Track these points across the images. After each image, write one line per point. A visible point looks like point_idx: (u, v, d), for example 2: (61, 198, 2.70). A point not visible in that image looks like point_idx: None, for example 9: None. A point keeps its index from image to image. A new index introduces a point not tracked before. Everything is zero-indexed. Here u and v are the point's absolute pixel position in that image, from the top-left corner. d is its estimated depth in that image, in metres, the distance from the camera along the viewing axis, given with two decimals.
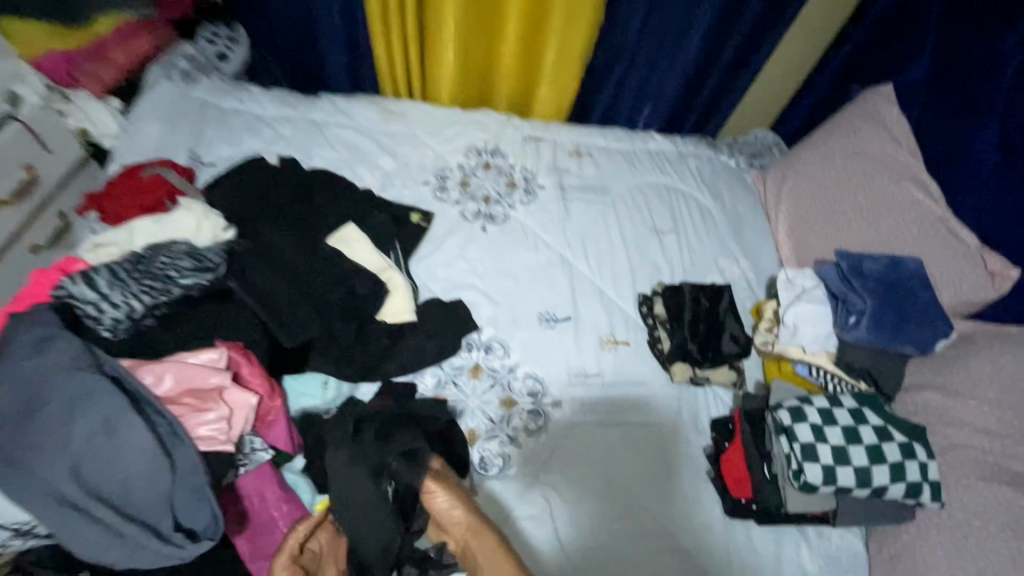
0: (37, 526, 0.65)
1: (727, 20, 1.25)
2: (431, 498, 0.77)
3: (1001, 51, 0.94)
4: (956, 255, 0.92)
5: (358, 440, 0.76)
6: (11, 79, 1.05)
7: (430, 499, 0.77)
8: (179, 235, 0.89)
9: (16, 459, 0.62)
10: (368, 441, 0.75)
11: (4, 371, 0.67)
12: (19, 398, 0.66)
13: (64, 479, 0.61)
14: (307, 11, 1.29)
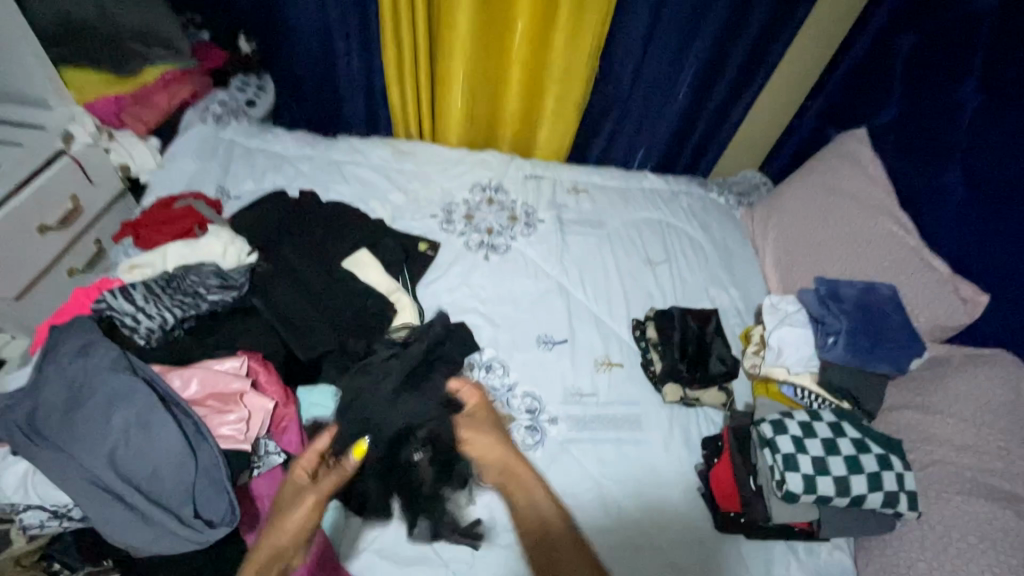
0: (74, 509, 0.67)
1: (713, 65, 1.43)
2: None
3: (956, 98, 1.10)
4: (929, 281, 1.01)
5: (386, 390, 0.84)
6: (66, 120, 1.22)
7: None
8: (205, 258, 0.98)
9: (59, 447, 0.66)
10: (391, 395, 0.84)
11: (50, 371, 0.72)
12: (63, 395, 0.70)
13: (101, 465, 0.65)
14: (332, 65, 1.50)
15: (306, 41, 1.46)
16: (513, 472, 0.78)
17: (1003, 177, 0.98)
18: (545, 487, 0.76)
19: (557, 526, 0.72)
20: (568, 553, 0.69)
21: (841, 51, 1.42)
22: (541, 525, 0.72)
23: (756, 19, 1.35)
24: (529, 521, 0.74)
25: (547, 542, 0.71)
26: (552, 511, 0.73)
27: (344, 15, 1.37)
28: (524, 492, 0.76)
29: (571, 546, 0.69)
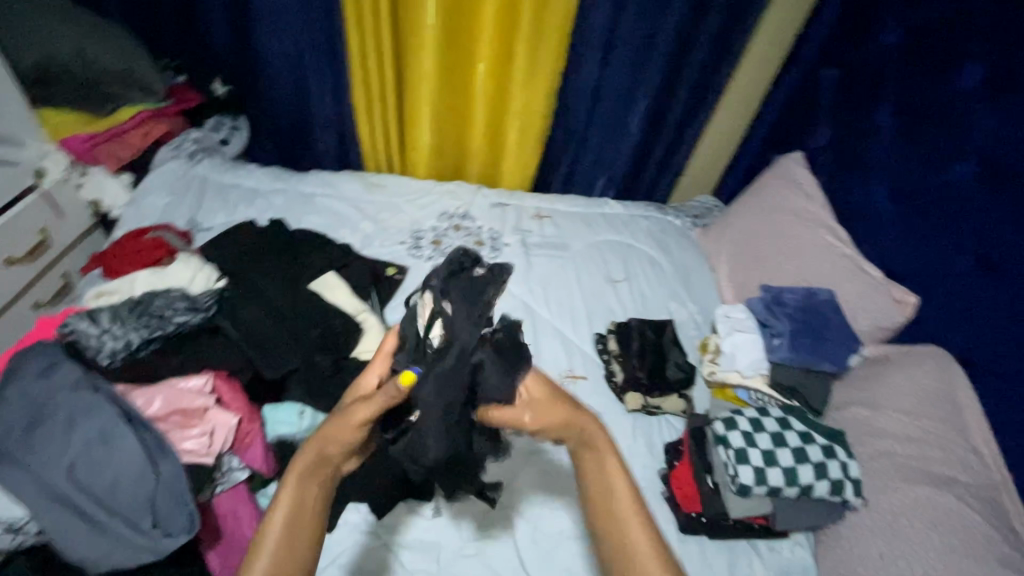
0: (30, 523, 0.70)
1: (662, 98, 1.52)
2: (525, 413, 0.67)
3: (876, 121, 1.21)
4: (866, 286, 1.08)
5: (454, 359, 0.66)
6: (39, 157, 1.27)
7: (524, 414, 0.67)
8: (175, 283, 1.02)
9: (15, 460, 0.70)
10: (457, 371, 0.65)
11: (12, 391, 0.76)
12: (25, 416, 0.74)
13: (60, 476, 0.69)
14: (304, 104, 1.56)
15: (278, 82, 1.52)
16: (584, 443, 0.65)
17: (925, 188, 1.06)
18: (620, 458, 0.65)
19: (630, 523, 0.60)
20: (642, 552, 0.59)
21: (777, 84, 1.54)
22: (611, 513, 0.61)
23: (698, 55, 1.45)
24: (601, 506, 0.62)
25: (619, 530, 0.60)
26: (626, 495, 0.62)
27: (316, 59, 1.45)
28: (596, 469, 0.64)
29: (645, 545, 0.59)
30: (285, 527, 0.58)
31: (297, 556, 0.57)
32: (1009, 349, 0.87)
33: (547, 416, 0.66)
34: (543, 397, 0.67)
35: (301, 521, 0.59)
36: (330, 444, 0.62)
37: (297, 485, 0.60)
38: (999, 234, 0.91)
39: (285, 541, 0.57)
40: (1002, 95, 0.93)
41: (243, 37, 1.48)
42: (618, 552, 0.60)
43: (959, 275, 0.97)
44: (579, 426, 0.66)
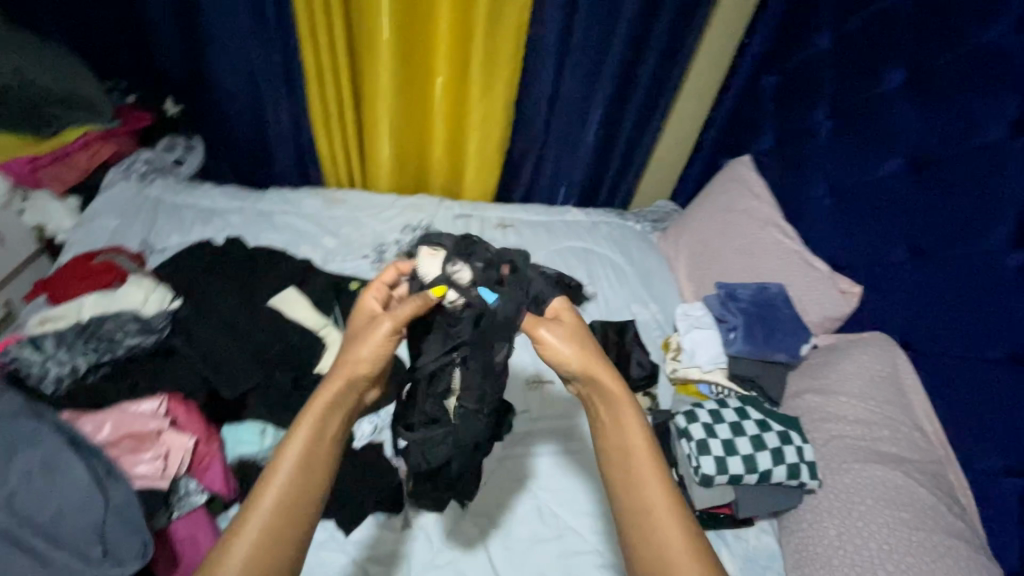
0: None
1: (616, 108, 1.57)
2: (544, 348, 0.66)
3: (814, 124, 1.28)
4: (814, 279, 1.13)
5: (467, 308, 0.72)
6: None
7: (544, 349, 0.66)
8: (126, 307, 0.98)
9: None
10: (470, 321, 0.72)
11: None
12: None
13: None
14: (261, 122, 1.55)
15: (234, 100, 1.50)
16: (600, 392, 0.64)
17: (860, 184, 1.12)
18: (638, 413, 0.63)
19: (647, 477, 0.60)
20: (656, 503, 0.59)
21: (723, 93, 1.62)
22: (631, 469, 0.60)
23: (648, 66, 1.50)
24: (617, 459, 0.62)
25: (636, 487, 0.60)
26: (642, 446, 0.61)
27: (272, 77, 1.44)
28: (609, 419, 0.63)
29: (658, 498, 0.59)
30: (297, 462, 0.58)
31: (308, 491, 0.58)
32: (943, 331, 0.92)
33: (571, 354, 0.65)
34: (569, 333, 0.66)
35: (312, 460, 0.59)
36: (348, 377, 0.64)
37: (315, 418, 0.61)
38: (927, 224, 0.97)
39: (296, 478, 0.58)
40: (922, 96, 1.00)
41: (195, 56, 1.46)
42: (634, 502, 0.59)
43: (894, 264, 1.03)
44: (593, 375, 0.64)
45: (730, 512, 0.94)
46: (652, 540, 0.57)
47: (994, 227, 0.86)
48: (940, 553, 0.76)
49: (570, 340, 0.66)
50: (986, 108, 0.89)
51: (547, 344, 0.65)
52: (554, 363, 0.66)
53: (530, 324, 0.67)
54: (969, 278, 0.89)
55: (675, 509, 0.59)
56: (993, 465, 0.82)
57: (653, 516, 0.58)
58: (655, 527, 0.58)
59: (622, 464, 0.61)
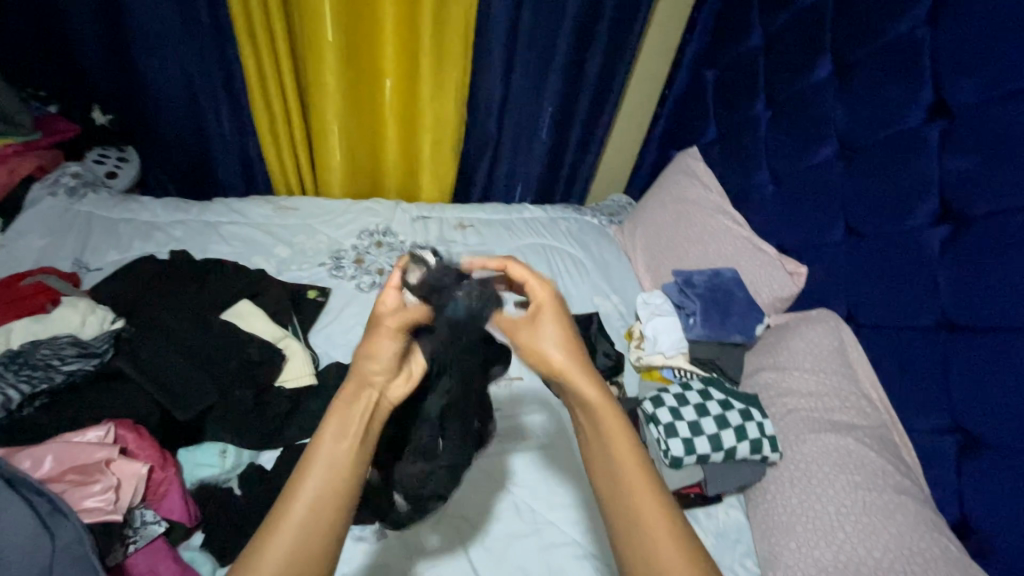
0: None
1: (566, 105, 1.59)
2: (539, 340, 0.61)
3: (754, 114, 1.34)
4: (763, 263, 1.19)
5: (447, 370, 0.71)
6: None
7: (535, 342, 0.61)
8: (63, 330, 0.92)
9: None
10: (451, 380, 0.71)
11: None
12: None
13: None
14: (200, 129, 1.48)
15: (168, 107, 1.43)
16: (585, 409, 0.59)
17: (800, 171, 1.19)
18: (625, 423, 0.58)
19: (645, 503, 0.54)
20: (656, 530, 0.52)
21: (667, 88, 1.68)
22: (618, 486, 0.55)
23: (595, 63, 1.53)
24: (608, 487, 0.56)
25: (627, 506, 0.54)
26: (629, 461, 0.56)
27: (209, 83, 1.38)
28: (599, 441, 0.57)
29: (657, 530, 0.52)
30: (326, 462, 0.55)
31: (341, 492, 0.54)
32: (879, 304, 0.99)
33: (557, 361, 0.60)
34: (559, 338, 0.61)
35: (343, 458, 0.55)
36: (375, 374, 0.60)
37: (345, 413, 0.58)
38: (860, 205, 1.03)
39: (328, 478, 0.54)
40: (846, 86, 1.07)
41: (121, 62, 1.38)
42: (629, 528, 0.54)
43: (833, 244, 1.09)
44: (574, 387, 0.59)
45: (701, 491, 0.97)
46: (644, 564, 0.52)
47: (918, 205, 0.93)
48: (891, 509, 0.81)
49: (558, 346, 0.60)
50: (905, 94, 0.95)
51: (531, 347, 0.61)
52: (536, 364, 0.61)
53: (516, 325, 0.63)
54: (898, 253, 0.96)
55: (676, 532, 0.53)
56: (930, 425, 0.89)
57: (640, 527, 0.53)
58: (654, 554, 0.51)
59: (616, 491, 0.55)
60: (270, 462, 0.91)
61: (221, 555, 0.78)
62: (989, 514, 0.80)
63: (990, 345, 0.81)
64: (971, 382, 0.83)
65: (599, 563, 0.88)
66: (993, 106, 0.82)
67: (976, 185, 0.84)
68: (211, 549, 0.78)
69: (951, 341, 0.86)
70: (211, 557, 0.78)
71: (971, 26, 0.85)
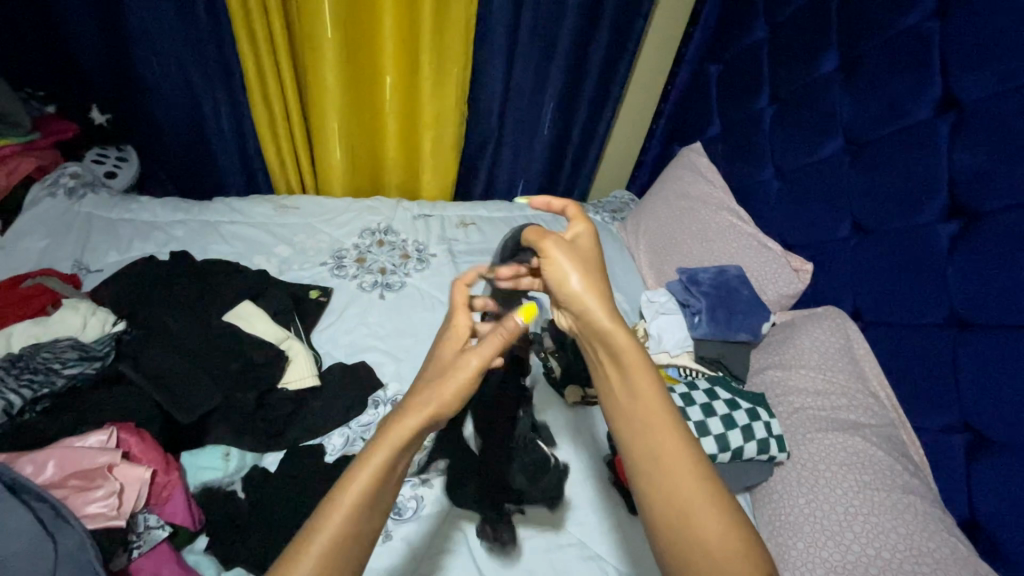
0: None
1: (568, 101, 1.58)
2: (559, 262, 0.62)
3: (758, 109, 1.33)
4: (768, 259, 1.18)
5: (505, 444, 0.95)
6: None
7: (557, 264, 0.62)
8: (63, 333, 0.91)
9: None
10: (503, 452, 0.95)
11: None
12: None
13: None
14: (200, 128, 1.46)
15: (167, 106, 1.41)
16: (609, 350, 0.57)
17: (806, 167, 1.17)
18: (656, 379, 0.56)
19: (660, 439, 0.53)
20: (691, 495, 0.51)
21: (669, 83, 1.66)
22: (650, 449, 0.53)
23: (597, 59, 1.51)
24: (624, 419, 0.56)
25: (661, 474, 0.52)
26: (663, 422, 0.54)
27: (209, 81, 1.37)
28: (614, 369, 0.57)
29: (679, 469, 0.52)
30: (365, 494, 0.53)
31: (362, 532, 0.52)
32: (886, 301, 0.98)
33: (575, 281, 0.60)
34: (578, 261, 0.62)
35: (374, 498, 0.53)
36: (425, 412, 0.57)
37: (389, 450, 0.55)
38: (867, 201, 1.02)
39: (356, 514, 0.52)
40: (852, 80, 1.06)
41: (119, 61, 1.36)
42: (652, 477, 0.52)
43: (840, 241, 1.08)
44: (586, 310, 0.59)
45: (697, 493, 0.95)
46: (664, 504, 0.51)
47: (926, 202, 0.91)
48: (900, 509, 0.81)
49: (578, 268, 0.61)
50: (914, 88, 0.94)
51: (554, 260, 0.62)
52: (555, 280, 0.62)
53: (540, 239, 0.64)
54: (907, 250, 0.94)
55: (698, 470, 0.52)
56: (937, 423, 0.88)
57: (677, 495, 0.51)
58: (677, 494, 0.51)
59: (636, 424, 0.55)
60: (273, 464, 0.91)
61: (224, 560, 0.78)
62: (997, 513, 0.79)
63: (1001, 344, 0.79)
64: (982, 381, 0.81)
65: (605, 563, 0.88)
66: (1004, 99, 0.80)
67: (986, 180, 0.82)
68: (215, 553, 0.78)
69: (960, 338, 0.85)
70: (215, 561, 0.78)
71: (982, 18, 0.83)
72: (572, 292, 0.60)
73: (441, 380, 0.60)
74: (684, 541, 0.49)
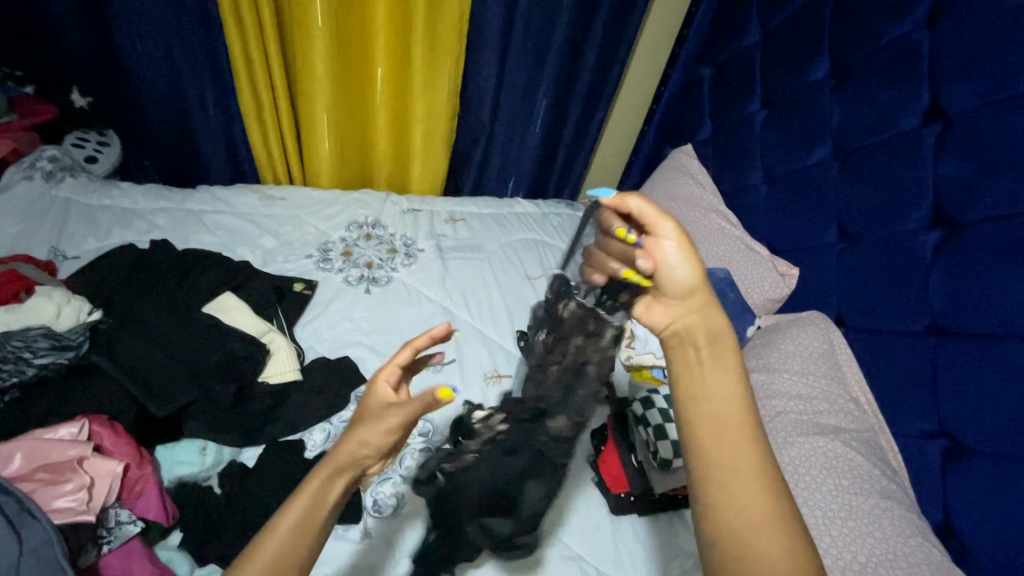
0: None
1: (561, 98, 1.57)
2: (662, 246, 0.56)
3: (748, 113, 1.33)
4: (755, 262, 1.18)
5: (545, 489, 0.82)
6: None
7: (659, 250, 0.56)
8: (36, 321, 0.88)
9: None
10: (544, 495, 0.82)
11: None
12: None
13: None
14: (185, 115, 1.44)
15: (150, 90, 1.38)
16: (698, 333, 0.54)
17: (794, 172, 1.18)
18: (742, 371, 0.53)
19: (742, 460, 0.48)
20: (748, 475, 0.48)
21: (661, 85, 1.66)
22: (714, 421, 0.50)
23: (590, 57, 1.50)
24: (708, 422, 0.50)
25: (720, 443, 0.49)
26: (739, 412, 0.50)
27: (195, 68, 1.34)
28: (709, 367, 0.52)
29: (759, 499, 0.47)
30: (293, 523, 0.52)
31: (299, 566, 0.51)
32: (871, 308, 0.99)
33: (686, 275, 0.55)
34: (688, 244, 0.55)
35: (303, 536, 0.52)
36: (337, 459, 0.56)
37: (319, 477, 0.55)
38: (853, 208, 1.02)
39: (283, 552, 0.50)
40: (843, 84, 1.06)
41: (103, 43, 1.33)
42: (711, 451, 0.49)
43: (826, 247, 1.09)
44: (705, 309, 0.55)
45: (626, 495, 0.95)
46: (731, 517, 0.47)
47: (911, 210, 0.92)
48: (878, 514, 0.81)
49: (687, 262, 0.55)
50: (902, 97, 0.94)
51: (661, 249, 0.55)
52: (660, 270, 0.56)
53: (655, 218, 0.57)
54: (891, 257, 0.95)
55: (764, 482, 0.48)
56: (916, 429, 0.89)
57: (739, 469, 0.48)
58: (735, 486, 0.47)
59: (721, 430, 0.49)
60: (250, 460, 0.91)
61: (197, 554, 0.78)
62: (971, 520, 0.80)
63: (979, 353, 0.80)
64: (961, 389, 0.82)
65: (583, 563, 0.89)
66: (990, 110, 0.81)
67: (971, 190, 0.83)
68: (188, 548, 0.78)
69: (942, 347, 0.86)
70: (188, 557, 0.78)
71: (973, 28, 0.84)
72: (677, 292, 0.55)
73: (368, 428, 0.57)
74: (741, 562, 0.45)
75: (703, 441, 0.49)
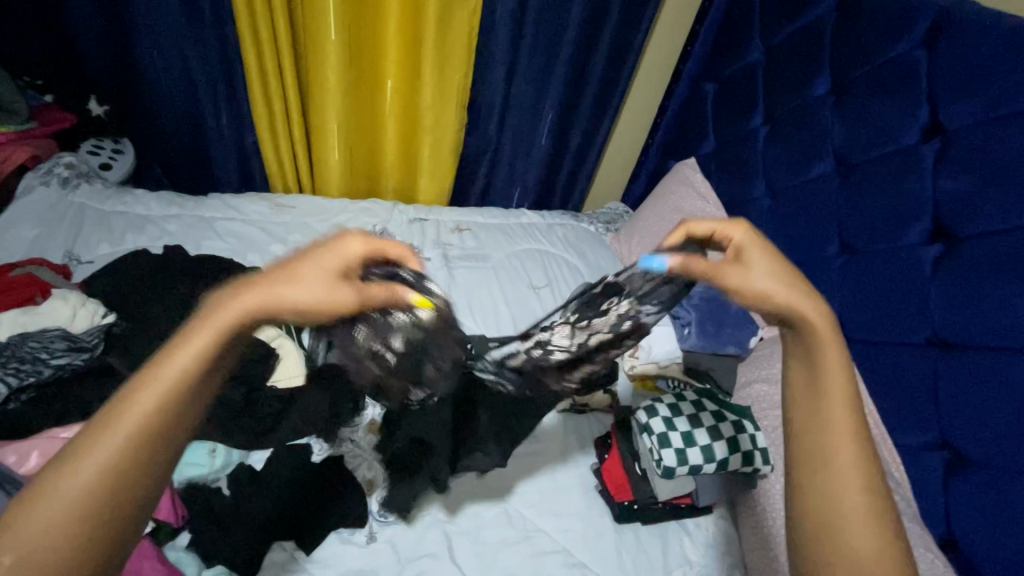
0: None
1: (566, 111, 1.60)
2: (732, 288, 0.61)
3: (750, 127, 1.36)
4: None
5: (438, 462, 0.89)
6: None
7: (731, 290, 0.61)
8: (52, 322, 0.92)
9: None
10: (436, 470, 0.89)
11: None
12: None
13: None
14: (197, 124, 1.46)
15: (166, 99, 1.41)
16: (805, 333, 0.58)
17: (796, 186, 1.20)
18: (844, 365, 0.56)
19: (843, 471, 0.52)
20: (847, 473, 0.52)
21: (665, 100, 1.70)
22: (820, 416, 0.54)
23: (596, 71, 1.53)
24: (813, 414, 0.55)
25: (822, 442, 0.53)
26: (841, 410, 0.54)
27: (210, 77, 1.37)
28: (806, 366, 0.57)
29: (857, 501, 0.50)
30: (153, 405, 0.44)
31: (156, 450, 0.45)
32: (873, 320, 0.99)
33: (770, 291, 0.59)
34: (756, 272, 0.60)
35: (163, 424, 0.45)
36: (220, 321, 0.48)
37: (157, 399, 0.45)
38: (854, 220, 1.04)
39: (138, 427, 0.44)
40: (843, 100, 1.08)
41: (122, 54, 1.37)
42: (809, 440, 0.54)
43: (828, 259, 1.10)
44: (801, 314, 0.58)
45: (631, 502, 0.97)
46: (818, 499, 0.52)
47: (912, 223, 0.94)
48: None
49: (770, 279, 0.60)
50: (901, 114, 0.97)
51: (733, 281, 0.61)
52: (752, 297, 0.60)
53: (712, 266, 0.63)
54: (894, 270, 0.96)
55: (865, 480, 0.52)
56: (918, 441, 0.90)
57: (832, 458, 0.52)
58: (832, 484, 0.51)
59: (818, 420, 0.54)
60: (258, 464, 0.92)
61: (206, 554, 0.80)
62: (976, 532, 0.81)
63: (982, 364, 0.81)
64: (963, 401, 0.83)
65: (587, 571, 0.90)
66: (990, 127, 0.83)
67: (970, 205, 0.85)
68: (197, 549, 0.81)
69: (944, 358, 0.87)
70: (196, 558, 0.80)
71: (970, 47, 0.86)
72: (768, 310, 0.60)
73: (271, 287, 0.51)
74: (824, 539, 0.50)
75: (807, 433, 0.54)
